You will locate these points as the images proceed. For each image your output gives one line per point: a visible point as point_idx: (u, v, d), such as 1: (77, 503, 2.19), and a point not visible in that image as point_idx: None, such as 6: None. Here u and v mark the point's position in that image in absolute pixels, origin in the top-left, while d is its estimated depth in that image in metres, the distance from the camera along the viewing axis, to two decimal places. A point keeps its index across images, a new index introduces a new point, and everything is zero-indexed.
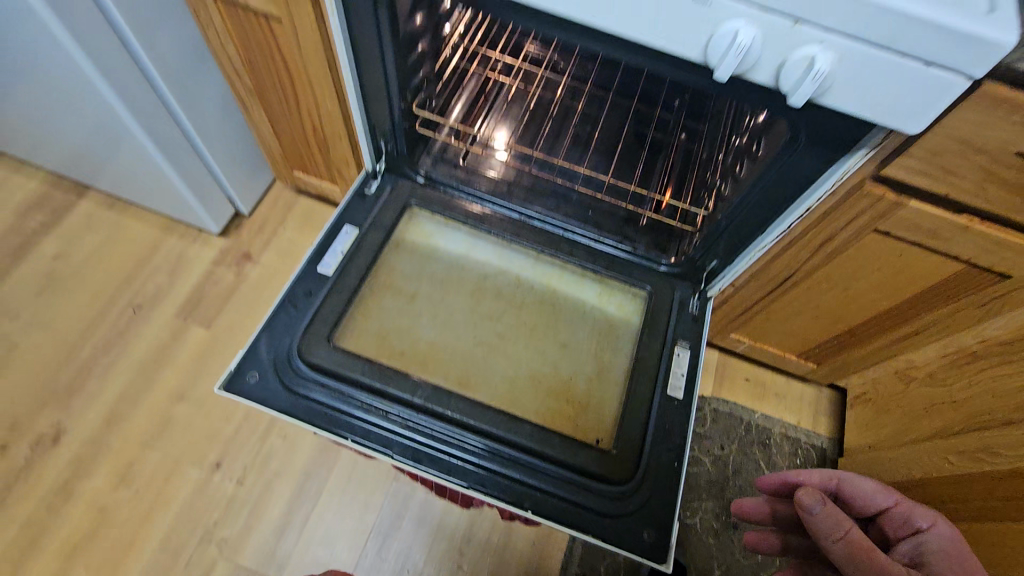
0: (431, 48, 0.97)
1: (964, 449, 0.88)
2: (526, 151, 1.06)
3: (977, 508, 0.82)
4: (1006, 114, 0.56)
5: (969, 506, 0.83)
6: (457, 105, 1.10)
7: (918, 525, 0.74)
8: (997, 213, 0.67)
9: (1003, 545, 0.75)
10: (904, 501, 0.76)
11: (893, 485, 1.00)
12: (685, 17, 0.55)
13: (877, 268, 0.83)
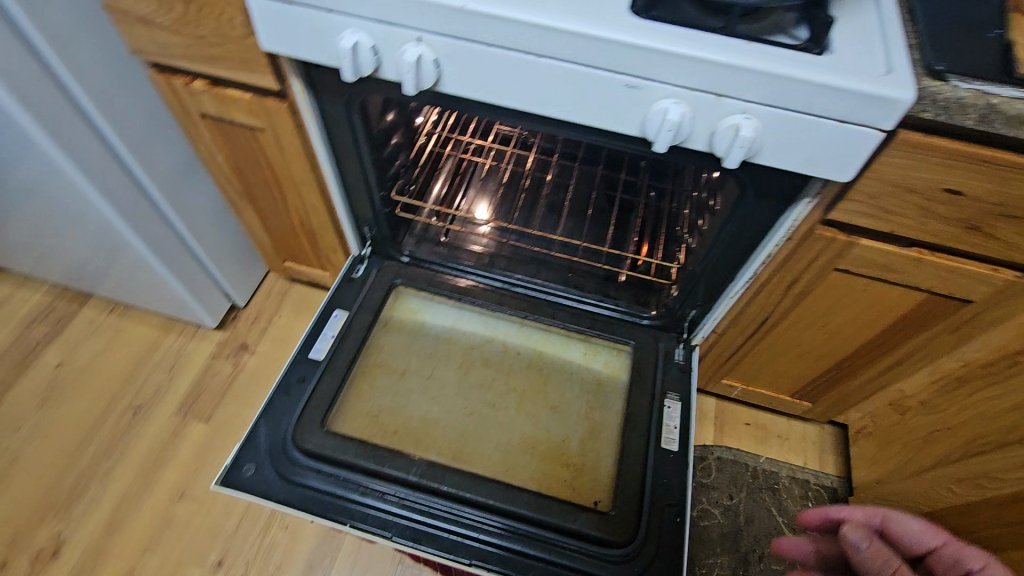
0: (405, 139, 1.06)
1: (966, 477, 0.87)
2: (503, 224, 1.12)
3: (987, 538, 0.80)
4: (926, 157, 0.61)
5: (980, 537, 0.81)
6: (436, 186, 1.17)
7: (969, 567, 0.59)
8: (944, 244, 0.71)
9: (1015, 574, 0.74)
10: (954, 541, 0.61)
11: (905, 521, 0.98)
12: (621, 100, 0.61)
13: (846, 304, 0.86)
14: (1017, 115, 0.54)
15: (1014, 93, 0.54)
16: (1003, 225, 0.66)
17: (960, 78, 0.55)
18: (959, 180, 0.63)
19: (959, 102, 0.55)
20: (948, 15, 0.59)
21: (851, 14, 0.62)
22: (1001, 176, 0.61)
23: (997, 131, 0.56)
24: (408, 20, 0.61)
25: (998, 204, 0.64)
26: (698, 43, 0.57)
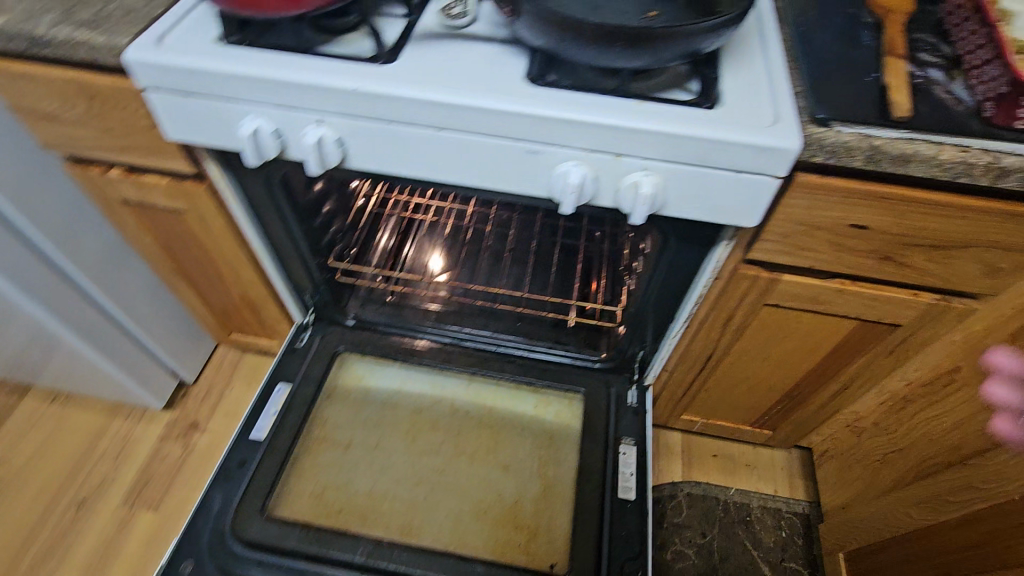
0: (340, 205, 1.04)
1: (920, 500, 0.86)
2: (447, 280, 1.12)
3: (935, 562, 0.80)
4: (825, 198, 0.63)
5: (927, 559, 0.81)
6: (377, 248, 1.16)
7: None
8: (862, 275, 0.72)
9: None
10: None
11: (870, 549, 0.97)
12: (524, 165, 0.62)
13: (784, 336, 0.87)
14: (900, 155, 0.56)
15: (894, 134, 0.56)
16: (912, 254, 0.67)
17: (842, 123, 0.56)
18: (862, 215, 0.64)
19: (843, 145, 0.56)
20: (830, 61, 0.62)
21: (740, 65, 0.64)
22: (899, 209, 0.62)
23: (886, 169, 0.57)
24: (306, 103, 0.61)
25: (903, 234, 0.65)
26: (590, 107, 0.58)
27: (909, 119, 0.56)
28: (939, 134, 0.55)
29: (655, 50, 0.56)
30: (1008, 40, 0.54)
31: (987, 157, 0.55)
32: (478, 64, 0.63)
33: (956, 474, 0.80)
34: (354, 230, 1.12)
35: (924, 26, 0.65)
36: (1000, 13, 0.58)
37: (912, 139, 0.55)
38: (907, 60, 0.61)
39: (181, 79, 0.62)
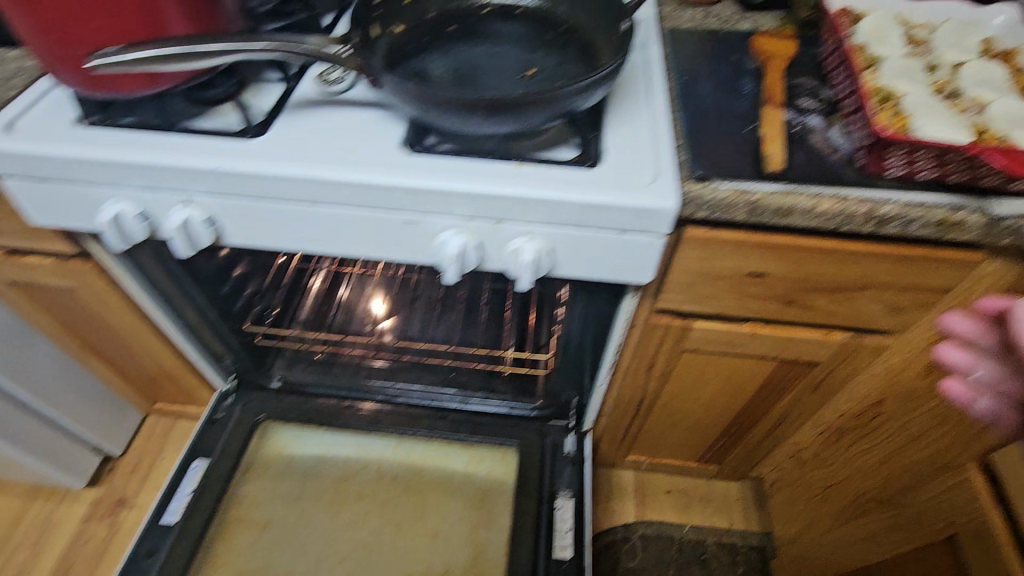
0: (255, 268, 0.99)
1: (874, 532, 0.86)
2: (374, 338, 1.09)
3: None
4: (716, 250, 0.62)
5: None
6: (303, 303, 1.11)
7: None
8: (771, 318, 0.71)
9: None
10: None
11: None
12: (404, 235, 0.60)
13: (710, 378, 0.85)
14: (779, 208, 0.55)
15: (771, 187, 0.54)
16: (815, 297, 0.67)
17: (720, 178, 0.55)
18: (758, 264, 0.63)
19: (723, 201, 0.55)
20: (710, 112, 0.61)
21: (625, 118, 0.63)
22: (793, 256, 0.61)
23: (769, 221, 0.56)
24: (170, 184, 0.58)
25: (802, 280, 0.64)
26: (464, 175, 0.56)
27: (786, 171, 0.55)
28: (817, 184, 0.55)
29: (524, 115, 0.55)
30: (873, 87, 0.54)
31: (865, 205, 0.54)
32: (352, 132, 0.60)
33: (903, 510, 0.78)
34: (276, 289, 1.07)
35: (806, 70, 0.65)
36: (868, 57, 0.57)
37: (791, 191, 0.54)
38: (785, 107, 0.60)
39: (35, 166, 0.58)
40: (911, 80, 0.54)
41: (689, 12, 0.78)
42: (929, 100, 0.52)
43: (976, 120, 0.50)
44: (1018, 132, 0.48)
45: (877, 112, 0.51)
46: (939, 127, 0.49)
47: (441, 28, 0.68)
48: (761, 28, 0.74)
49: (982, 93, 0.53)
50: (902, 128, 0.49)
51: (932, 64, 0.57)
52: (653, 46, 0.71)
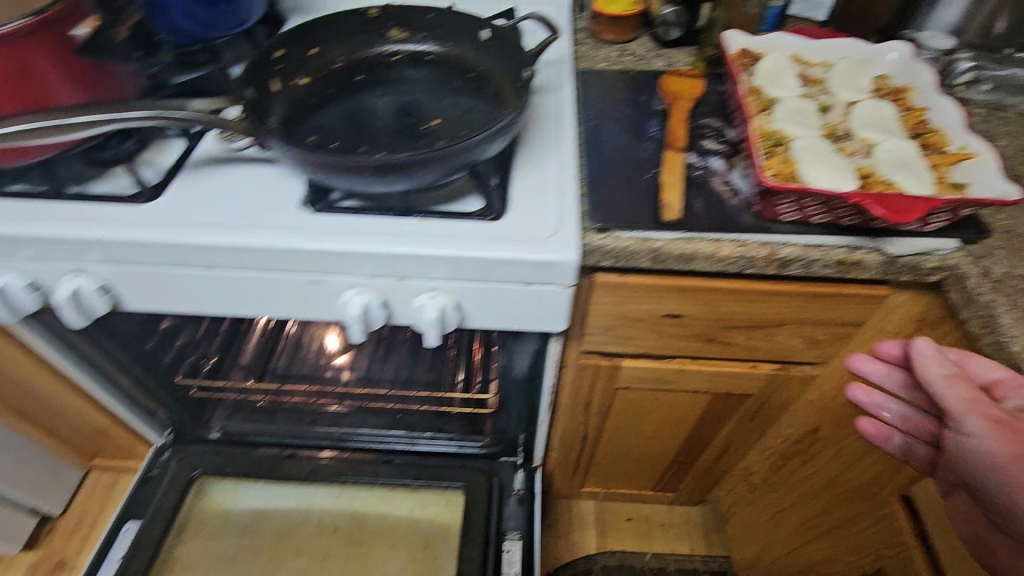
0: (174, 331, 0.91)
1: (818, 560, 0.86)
2: (320, 385, 1.06)
3: None
4: (627, 295, 0.61)
5: None
6: (240, 350, 1.04)
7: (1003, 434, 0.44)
8: (697, 355, 0.71)
9: None
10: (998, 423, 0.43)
11: None
12: (308, 296, 0.58)
13: (647, 413, 0.85)
14: (679, 256, 0.54)
15: (671, 235, 0.54)
16: (734, 334, 0.66)
17: (620, 227, 0.55)
18: (671, 306, 0.62)
19: (624, 251, 0.55)
20: (614, 158, 0.61)
21: (533, 164, 0.63)
22: (705, 298, 0.61)
23: (673, 268, 0.56)
24: (58, 255, 0.56)
25: (719, 319, 0.64)
26: (362, 235, 0.55)
27: (685, 218, 0.55)
28: (716, 229, 0.54)
29: (419, 172, 0.54)
30: (764, 132, 0.54)
31: (764, 250, 0.54)
32: (251, 191, 0.59)
33: (841, 540, 0.78)
34: (207, 343, 0.99)
35: (710, 111, 0.66)
36: (763, 100, 0.58)
37: (690, 238, 0.54)
38: (688, 151, 0.61)
39: None
40: (804, 123, 0.55)
41: (605, 51, 0.78)
42: (818, 145, 0.52)
43: (862, 166, 0.52)
44: (900, 178, 0.49)
45: (766, 161, 0.51)
46: (824, 175, 0.50)
47: (349, 79, 0.67)
48: (675, 67, 0.75)
49: (871, 134, 0.55)
50: (789, 178, 0.50)
51: (826, 105, 0.58)
52: (567, 88, 0.71)
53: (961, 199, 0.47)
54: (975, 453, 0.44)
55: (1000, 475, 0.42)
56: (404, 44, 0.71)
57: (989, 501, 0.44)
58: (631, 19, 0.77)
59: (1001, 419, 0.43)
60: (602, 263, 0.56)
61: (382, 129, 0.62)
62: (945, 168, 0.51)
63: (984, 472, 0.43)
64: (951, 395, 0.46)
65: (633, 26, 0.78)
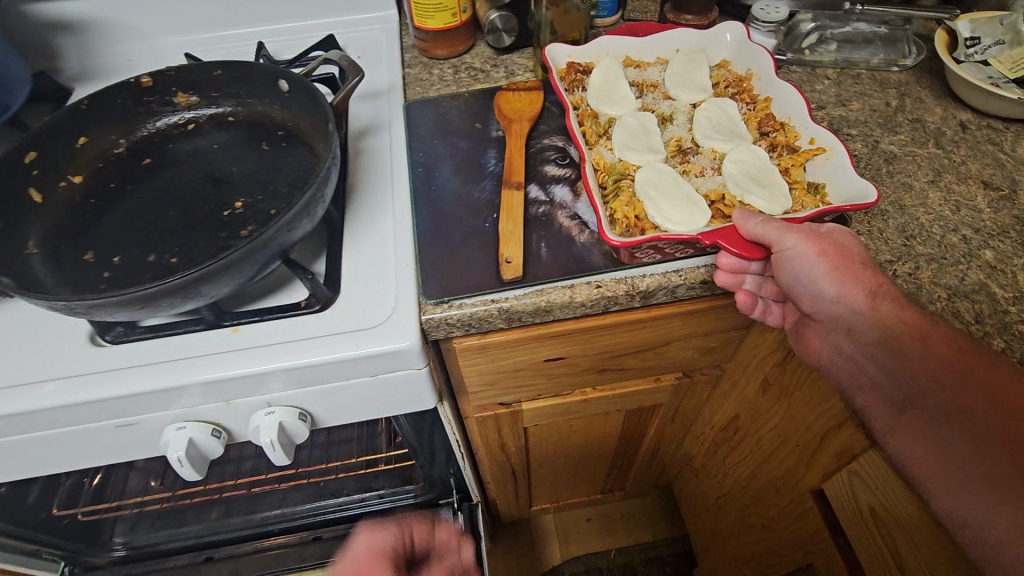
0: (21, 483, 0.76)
1: (749, 551, 0.83)
2: (218, 485, 0.89)
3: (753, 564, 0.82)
4: (496, 352, 0.55)
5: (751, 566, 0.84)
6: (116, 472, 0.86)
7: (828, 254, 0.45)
8: (595, 383, 0.67)
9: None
10: (809, 236, 0.44)
11: None
12: (128, 439, 0.50)
13: (566, 435, 0.81)
14: (533, 309, 0.49)
15: (518, 293, 0.48)
16: (624, 360, 0.62)
17: (459, 295, 0.49)
18: (548, 352, 0.57)
19: (472, 318, 0.49)
20: (451, 209, 0.55)
21: (366, 227, 0.55)
22: (580, 339, 0.56)
23: (532, 320, 0.50)
24: None
25: (601, 352, 0.59)
26: (169, 367, 0.47)
27: (530, 269, 0.49)
28: (567, 276, 0.49)
29: (207, 287, 0.45)
30: (608, 163, 0.54)
31: (622, 286, 0.49)
32: (30, 338, 0.49)
33: (770, 532, 0.75)
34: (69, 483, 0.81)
35: (550, 130, 0.61)
36: (601, 125, 0.58)
37: (541, 290, 0.49)
38: (528, 184, 0.55)
39: None
40: (650, 146, 0.55)
41: (439, 70, 0.71)
42: (665, 174, 0.53)
43: (713, 188, 0.53)
44: (753, 197, 0.51)
45: (617, 205, 0.51)
46: (674, 210, 0.50)
47: (136, 164, 0.59)
48: (515, 76, 0.69)
49: (717, 146, 0.56)
50: (636, 222, 0.49)
51: (667, 120, 0.60)
52: (396, 125, 0.64)
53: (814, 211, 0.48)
54: (796, 267, 0.45)
55: (811, 273, 0.45)
56: (197, 109, 0.63)
57: (801, 300, 0.47)
58: (461, 30, 0.70)
59: (805, 226, 0.46)
60: (445, 333, 0.50)
61: (179, 222, 0.53)
62: (797, 169, 0.54)
63: (796, 272, 0.45)
64: (767, 223, 0.45)
65: (464, 36, 0.71)
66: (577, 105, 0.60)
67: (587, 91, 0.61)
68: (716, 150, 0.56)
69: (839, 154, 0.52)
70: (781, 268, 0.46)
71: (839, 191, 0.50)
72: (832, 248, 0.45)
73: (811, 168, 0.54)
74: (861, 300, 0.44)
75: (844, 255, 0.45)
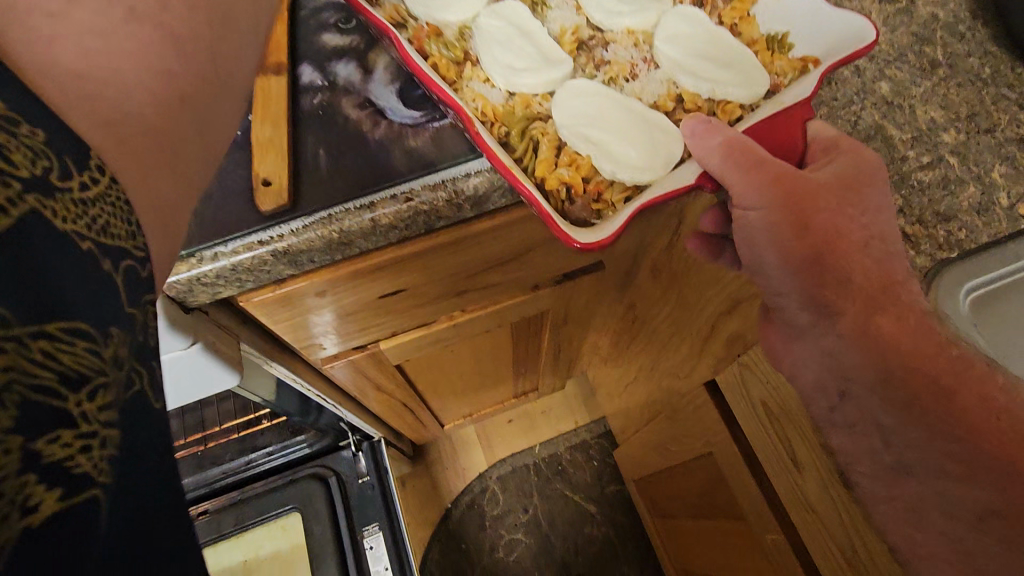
0: None
1: (657, 441, 0.80)
2: None
3: (691, 442, 0.66)
4: (309, 301, 0.43)
5: (686, 447, 0.68)
6: None
7: (811, 219, 0.35)
8: (461, 306, 0.56)
9: (712, 440, 0.59)
10: (789, 195, 0.35)
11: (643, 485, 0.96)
12: None
13: (455, 358, 0.72)
14: (325, 244, 0.36)
15: (298, 227, 0.35)
16: (484, 278, 0.51)
17: (212, 242, 0.34)
18: (382, 287, 0.45)
19: (239, 269, 0.35)
20: None
21: None
22: (416, 268, 0.44)
23: (330, 258, 0.38)
24: None
25: (453, 273, 0.48)
26: None
27: (304, 195, 0.36)
28: (360, 193, 0.36)
29: None
30: (501, 112, 0.42)
31: (440, 194, 0.36)
32: None
33: (669, 420, 0.73)
34: None
35: None
36: (456, 50, 0.44)
37: (328, 218, 0.35)
38: (299, 65, 0.39)
39: None
40: (556, 61, 0.44)
41: None
42: (594, 102, 0.43)
43: (661, 91, 0.44)
44: (728, 89, 0.43)
45: (545, 170, 0.40)
46: (628, 152, 0.40)
47: None
48: None
49: (630, 26, 0.46)
50: (584, 186, 0.40)
51: (541, 6, 0.47)
52: None
53: (806, 76, 0.40)
54: (760, 233, 0.36)
55: (776, 253, 0.36)
56: None
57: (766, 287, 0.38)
58: None
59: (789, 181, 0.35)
60: (197, 297, 0.36)
61: None
62: (746, 23, 0.45)
63: (755, 242, 0.36)
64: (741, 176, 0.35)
65: None
66: (400, 20, 0.44)
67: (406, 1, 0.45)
68: (631, 32, 0.46)
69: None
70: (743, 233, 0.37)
71: (806, 38, 0.43)
72: (814, 214, 0.35)
73: (764, 7, 0.45)
74: (843, 285, 0.36)
75: (833, 230, 0.35)
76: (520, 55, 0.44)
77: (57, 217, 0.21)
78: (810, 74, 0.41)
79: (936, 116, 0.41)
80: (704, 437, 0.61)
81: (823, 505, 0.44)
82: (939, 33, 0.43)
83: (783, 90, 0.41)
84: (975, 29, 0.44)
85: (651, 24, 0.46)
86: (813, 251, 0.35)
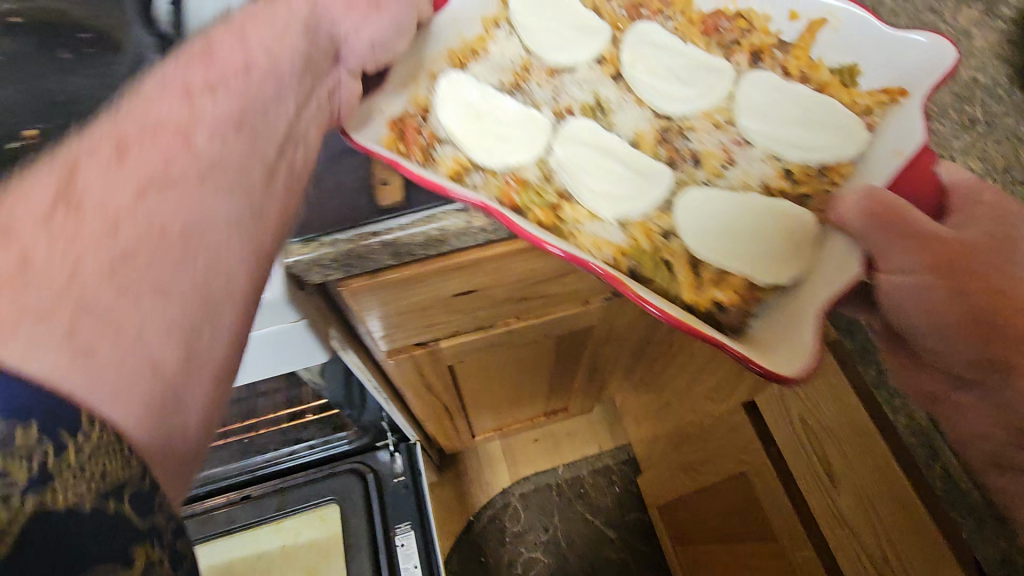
0: None
1: (685, 463, 0.83)
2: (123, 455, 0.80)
3: (723, 463, 0.68)
4: (396, 292, 0.48)
5: (718, 467, 0.70)
6: None
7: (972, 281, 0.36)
8: (519, 312, 0.61)
9: (745, 459, 0.62)
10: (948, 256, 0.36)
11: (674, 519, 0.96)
12: None
13: (499, 367, 0.77)
14: (426, 238, 0.41)
15: (404, 223, 0.40)
16: (544, 287, 0.56)
17: (331, 230, 0.40)
18: (457, 286, 0.50)
19: (351, 255, 0.40)
20: None
21: None
22: (491, 270, 0.49)
23: (426, 253, 0.43)
24: None
25: (520, 279, 0.53)
26: None
27: (413, 193, 0.41)
28: None
29: None
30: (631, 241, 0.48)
31: None
32: None
33: (700, 442, 0.75)
34: None
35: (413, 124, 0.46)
36: (552, 192, 0.49)
37: (431, 217, 0.41)
38: None
39: None
40: (650, 172, 0.51)
41: None
42: (706, 226, 0.48)
43: (765, 167, 0.51)
44: (828, 144, 0.49)
45: (694, 293, 0.45)
46: (767, 257, 0.45)
47: None
48: None
49: (704, 108, 0.53)
50: (739, 297, 0.45)
51: (604, 112, 0.54)
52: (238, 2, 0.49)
53: (896, 110, 0.46)
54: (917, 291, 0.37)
55: (936, 311, 0.36)
56: None
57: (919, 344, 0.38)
58: None
59: (940, 239, 0.37)
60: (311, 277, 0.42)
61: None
62: (810, 69, 0.51)
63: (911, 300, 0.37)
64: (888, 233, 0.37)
65: None
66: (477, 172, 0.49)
67: (468, 153, 0.50)
68: (707, 114, 0.53)
69: (841, 22, 0.48)
70: (906, 296, 0.37)
71: (874, 70, 0.48)
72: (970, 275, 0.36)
73: (821, 46, 0.50)
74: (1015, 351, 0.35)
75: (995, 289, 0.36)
76: (615, 182, 0.50)
77: (58, 503, 0.21)
78: (898, 108, 0.46)
79: (975, 166, 0.45)
80: (737, 457, 0.64)
81: (858, 519, 0.47)
82: (979, 94, 0.48)
83: (881, 131, 0.47)
84: (1012, 92, 0.48)
85: (721, 100, 0.53)
86: (978, 316, 0.35)
